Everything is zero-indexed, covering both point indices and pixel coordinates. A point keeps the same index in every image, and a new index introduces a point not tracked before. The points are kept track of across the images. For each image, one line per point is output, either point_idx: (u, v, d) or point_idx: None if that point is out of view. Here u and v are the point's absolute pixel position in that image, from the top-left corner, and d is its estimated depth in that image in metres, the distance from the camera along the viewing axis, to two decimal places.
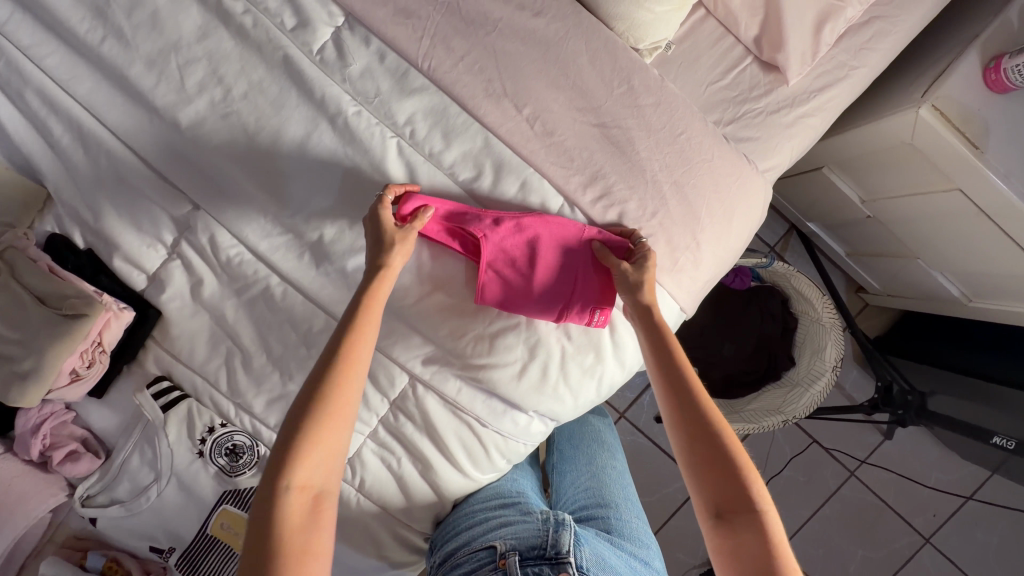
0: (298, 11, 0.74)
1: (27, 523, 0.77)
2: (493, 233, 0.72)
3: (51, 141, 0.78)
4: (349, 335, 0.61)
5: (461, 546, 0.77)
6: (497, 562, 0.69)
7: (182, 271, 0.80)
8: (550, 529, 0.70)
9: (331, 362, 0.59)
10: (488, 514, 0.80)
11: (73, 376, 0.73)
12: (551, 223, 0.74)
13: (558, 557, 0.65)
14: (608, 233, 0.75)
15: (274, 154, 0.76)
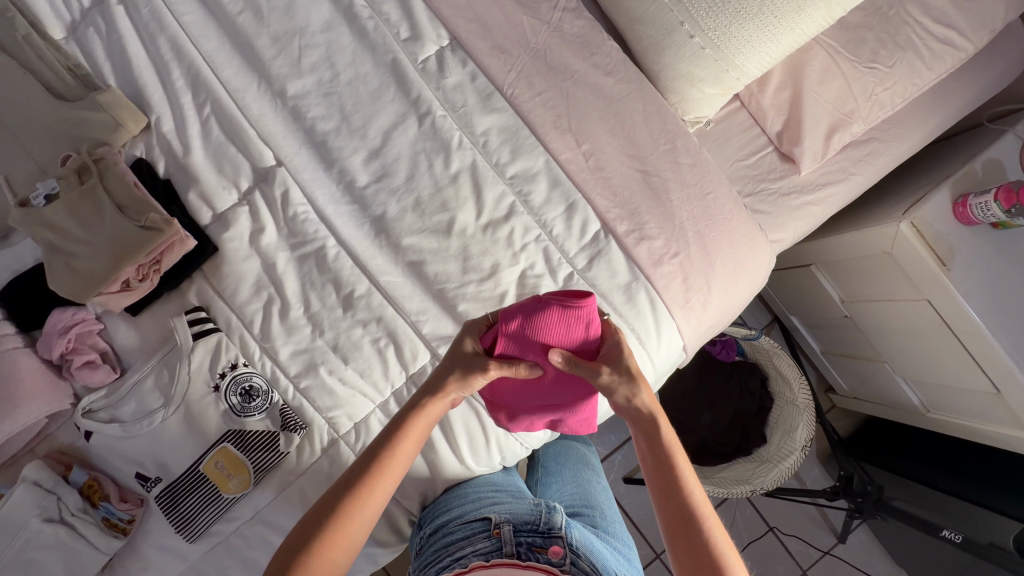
0: (413, 26, 0.88)
1: (24, 422, 0.76)
2: (527, 309, 0.66)
3: (167, 82, 0.87)
4: (388, 445, 0.66)
5: (452, 518, 0.81)
6: (491, 531, 0.75)
7: (248, 216, 0.86)
8: (543, 510, 0.77)
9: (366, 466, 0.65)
10: (481, 493, 0.85)
11: (124, 285, 0.78)
12: (573, 311, 0.65)
13: (550, 532, 0.73)
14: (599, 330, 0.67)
15: (362, 134, 0.87)
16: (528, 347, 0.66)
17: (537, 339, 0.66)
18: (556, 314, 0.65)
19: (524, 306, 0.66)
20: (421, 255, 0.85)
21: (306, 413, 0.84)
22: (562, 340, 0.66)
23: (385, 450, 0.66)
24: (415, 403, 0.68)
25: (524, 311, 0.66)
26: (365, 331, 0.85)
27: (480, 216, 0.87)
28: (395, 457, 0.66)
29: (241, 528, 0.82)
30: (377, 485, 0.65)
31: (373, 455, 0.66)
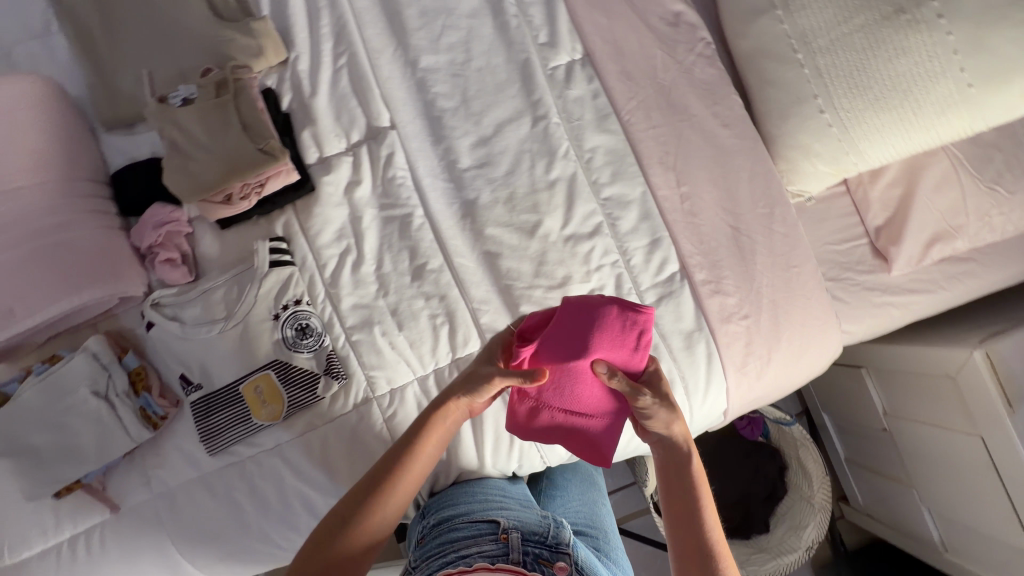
0: (552, 34, 0.91)
1: (101, 297, 0.81)
2: (587, 305, 0.64)
3: (313, 25, 0.92)
4: (411, 446, 0.66)
5: (458, 515, 0.80)
6: (499, 535, 0.73)
7: (350, 167, 0.90)
8: (552, 523, 0.77)
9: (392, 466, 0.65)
10: (489, 496, 0.84)
11: (225, 199, 0.82)
12: (628, 322, 0.64)
13: (557, 547, 0.72)
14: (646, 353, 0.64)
15: (476, 120, 0.90)
16: (572, 342, 0.64)
17: (590, 330, 0.63)
18: (613, 318, 0.64)
19: (583, 303, 0.65)
20: (499, 247, 0.87)
21: (349, 365, 0.86)
22: (606, 346, 0.63)
23: (410, 452, 0.66)
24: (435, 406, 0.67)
25: (582, 307, 0.64)
26: (426, 303, 0.87)
27: (565, 226, 0.88)
28: (418, 458, 0.66)
29: (257, 456, 0.84)
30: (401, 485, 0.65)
31: (398, 455, 0.66)
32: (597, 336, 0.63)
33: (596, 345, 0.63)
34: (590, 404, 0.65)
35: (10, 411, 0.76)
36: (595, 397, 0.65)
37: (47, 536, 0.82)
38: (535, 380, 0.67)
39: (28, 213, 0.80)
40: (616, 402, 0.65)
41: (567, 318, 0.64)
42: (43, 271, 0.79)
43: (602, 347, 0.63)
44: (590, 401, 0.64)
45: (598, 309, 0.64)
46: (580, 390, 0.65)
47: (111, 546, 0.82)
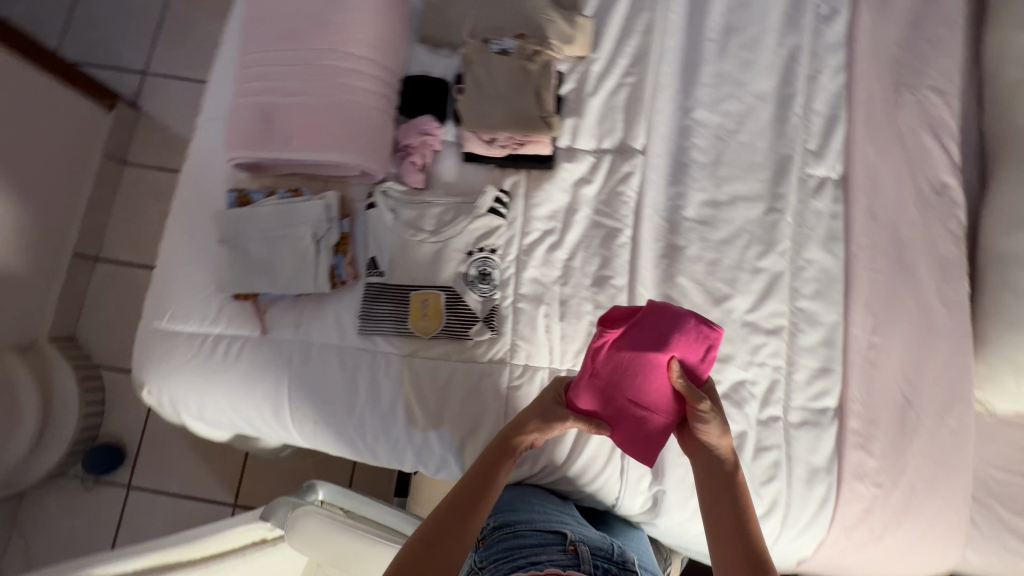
0: (822, 146, 0.95)
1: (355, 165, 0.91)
2: (671, 313, 0.73)
3: (621, 40, 1.01)
4: (485, 465, 0.72)
5: (520, 519, 0.81)
6: (568, 547, 0.75)
7: (589, 167, 0.97)
8: (614, 543, 0.78)
9: (471, 482, 0.70)
10: (548, 508, 0.86)
11: (487, 139, 0.94)
12: (704, 335, 0.71)
13: (623, 565, 0.74)
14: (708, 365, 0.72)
15: (717, 184, 0.95)
16: (654, 343, 0.71)
17: (671, 336, 0.71)
18: (690, 328, 0.71)
19: (665, 308, 0.73)
20: (682, 298, 0.91)
21: (502, 325, 0.91)
22: (681, 351, 0.71)
23: (485, 471, 0.71)
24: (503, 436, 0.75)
25: (665, 312, 0.73)
26: (593, 311, 0.92)
27: (749, 313, 0.90)
28: (494, 478, 0.71)
29: (391, 357, 0.91)
30: (481, 499, 0.69)
31: (477, 475, 0.71)
32: (677, 340, 0.71)
33: (675, 349, 0.71)
34: (655, 402, 0.73)
35: (247, 214, 0.88)
36: (661, 398, 0.73)
37: (203, 323, 0.93)
38: (609, 369, 0.74)
39: (343, 73, 0.91)
40: (674, 406, 0.73)
41: (651, 318, 0.73)
42: (326, 124, 0.90)
43: (677, 351, 0.71)
44: (654, 399, 0.73)
45: (679, 316, 0.72)
46: (651, 390, 0.72)
47: (243, 362, 0.91)
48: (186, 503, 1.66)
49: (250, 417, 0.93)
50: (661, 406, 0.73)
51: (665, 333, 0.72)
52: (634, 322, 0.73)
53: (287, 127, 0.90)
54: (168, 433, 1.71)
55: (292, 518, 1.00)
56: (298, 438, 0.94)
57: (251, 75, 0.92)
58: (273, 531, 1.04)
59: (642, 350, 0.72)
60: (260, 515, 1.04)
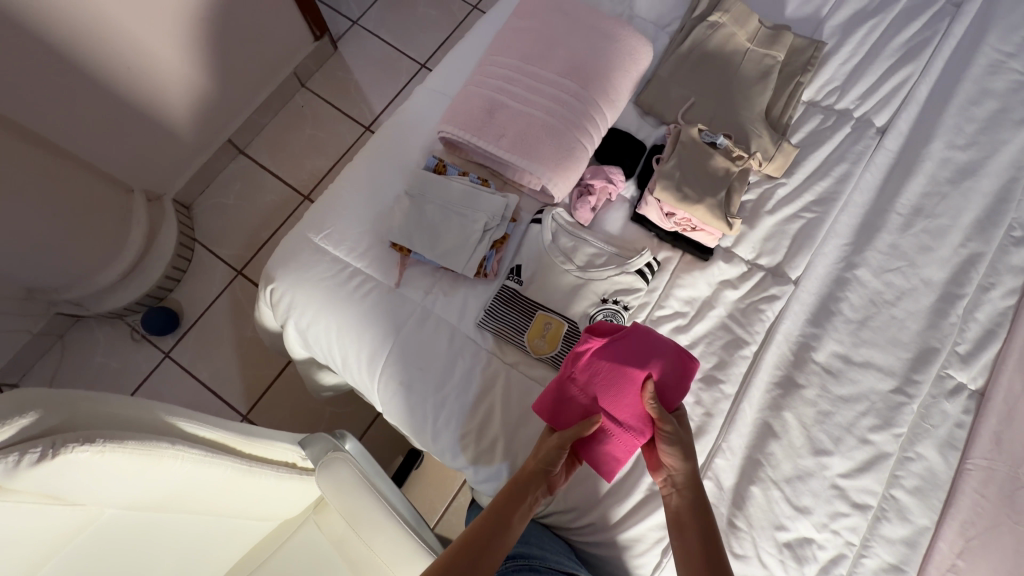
0: (970, 355, 0.95)
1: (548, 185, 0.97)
2: (653, 339, 0.84)
3: (814, 177, 1.05)
4: (505, 498, 0.77)
5: (531, 554, 0.83)
6: None
7: (740, 274, 1.01)
8: None
9: (491, 513, 0.76)
10: (556, 547, 0.87)
11: (663, 212, 0.99)
12: (682, 365, 0.83)
13: None
14: (678, 393, 0.83)
15: (856, 343, 0.95)
16: (634, 361, 0.82)
17: (650, 357, 0.83)
18: (668, 356, 0.83)
19: (649, 334, 0.85)
20: (782, 433, 0.91)
21: None
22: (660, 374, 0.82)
23: (506, 504, 0.77)
24: (523, 472, 0.80)
25: (649, 338, 0.84)
26: (692, 403, 0.93)
27: (842, 477, 0.89)
28: (515, 513, 0.76)
29: (495, 359, 0.95)
30: (501, 531, 0.75)
31: (497, 507, 0.77)
32: (657, 364, 0.82)
33: (653, 371, 0.82)
34: (627, 414, 0.82)
35: (439, 182, 0.96)
36: (633, 411, 0.82)
37: (350, 253, 1.00)
38: (591, 374, 0.84)
39: (571, 105, 0.98)
40: (644, 423, 0.82)
41: (636, 340, 0.84)
42: (537, 140, 0.96)
43: (653, 371, 0.82)
44: (626, 413, 0.82)
45: (662, 343, 0.84)
46: (624, 403, 0.82)
47: (368, 300, 0.97)
48: (207, 394, 1.72)
49: (347, 350, 0.98)
50: (635, 421, 0.82)
51: (646, 354, 0.83)
52: (621, 338, 0.84)
53: (503, 128, 0.97)
54: (224, 324, 1.79)
55: (325, 461, 1.03)
56: (376, 389, 0.98)
57: (491, 74, 1.02)
58: (304, 461, 1.04)
59: (622, 364, 0.82)
60: (298, 442, 1.06)
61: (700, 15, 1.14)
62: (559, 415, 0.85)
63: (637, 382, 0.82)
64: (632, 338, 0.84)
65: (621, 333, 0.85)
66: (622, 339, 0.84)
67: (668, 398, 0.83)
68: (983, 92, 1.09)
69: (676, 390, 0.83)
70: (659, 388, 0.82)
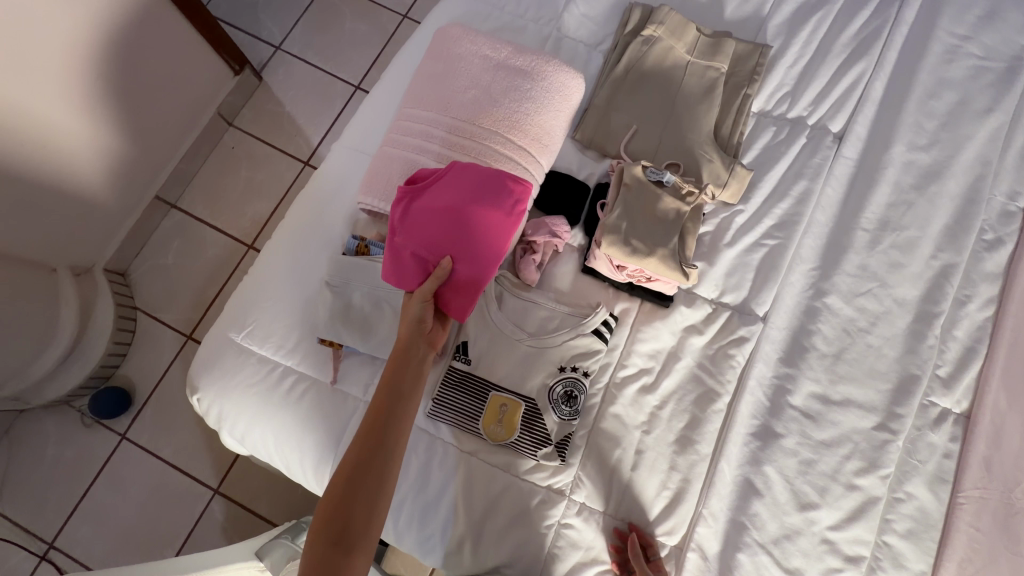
0: (952, 377, 0.89)
1: None
2: (473, 173, 0.80)
3: (773, 199, 0.97)
4: (373, 409, 0.74)
5: None
6: None
7: (705, 317, 0.93)
8: None
9: (361, 437, 0.72)
10: None
11: (615, 266, 0.90)
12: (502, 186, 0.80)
13: None
14: (505, 216, 0.80)
15: (833, 379, 0.89)
16: (452, 202, 0.78)
17: (473, 195, 0.79)
18: (487, 183, 0.80)
19: (469, 175, 0.80)
20: (764, 490, 0.85)
21: (572, 456, 0.86)
22: (478, 199, 0.79)
23: (373, 413, 0.73)
24: (387, 372, 0.76)
25: (469, 180, 0.80)
26: (668, 470, 0.86)
27: (831, 529, 0.83)
28: (389, 423, 0.73)
29: (451, 449, 0.87)
30: (377, 445, 0.71)
31: (368, 426, 0.73)
32: (472, 182, 0.80)
33: (472, 206, 0.78)
34: (455, 253, 0.78)
35: (363, 266, 0.86)
36: (464, 261, 0.78)
37: (278, 351, 0.91)
38: (414, 236, 0.78)
39: (499, 157, 0.88)
40: (472, 248, 0.78)
41: (458, 183, 0.80)
42: None
43: (475, 212, 0.78)
44: (449, 236, 0.78)
45: (483, 176, 0.80)
46: (439, 219, 0.78)
47: (305, 401, 0.89)
48: (170, 474, 1.56)
49: (289, 459, 0.90)
50: (467, 266, 0.78)
51: (461, 186, 0.79)
52: (440, 184, 0.80)
53: None
54: (177, 397, 1.63)
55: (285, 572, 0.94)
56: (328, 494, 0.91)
57: (408, 131, 0.91)
58: (264, 573, 0.97)
59: (441, 210, 0.78)
60: (255, 552, 0.98)
61: (632, 30, 1.04)
62: (402, 275, 0.79)
63: (447, 197, 0.79)
64: (452, 183, 0.80)
65: (444, 190, 0.79)
66: (442, 189, 0.79)
67: (487, 205, 0.79)
68: (941, 83, 1.02)
69: (499, 210, 0.79)
70: (475, 193, 0.79)
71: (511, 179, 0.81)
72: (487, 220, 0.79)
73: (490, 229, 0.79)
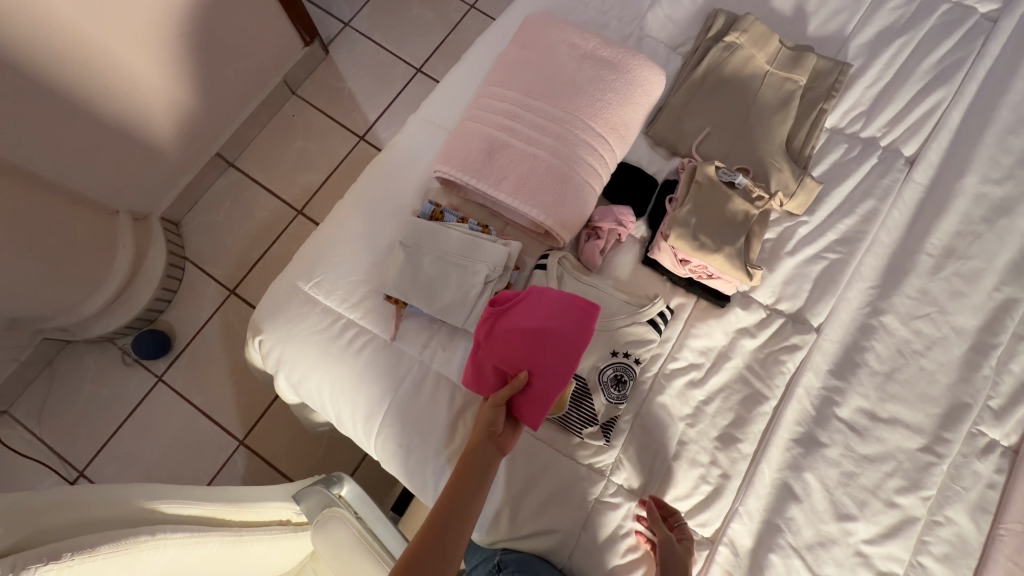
0: (1002, 409, 0.89)
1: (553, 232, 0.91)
2: (552, 297, 0.82)
3: (838, 214, 0.98)
4: (460, 467, 0.78)
5: None
6: None
7: (759, 322, 0.94)
8: None
9: (447, 490, 0.76)
10: None
11: (679, 259, 0.93)
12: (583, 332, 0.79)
13: None
14: (581, 333, 0.79)
15: (883, 397, 0.90)
16: (533, 351, 0.79)
17: (547, 314, 0.80)
18: (562, 309, 0.80)
19: (546, 296, 0.82)
20: (803, 496, 0.86)
21: (616, 438, 0.88)
22: (553, 322, 0.80)
23: (459, 469, 0.77)
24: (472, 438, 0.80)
25: (544, 294, 0.82)
26: (708, 464, 0.88)
27: (866, 543, 0.84)
28: (471, 479, 0.77)
29: None
30: (462, 500, 0.75)
31: (454, 480, 0.77)
32: (545, 307, 0.81)
33: (546, 318, 0.80)
34: (541, 391, 0.79)
35: (437, 231, 0.89)
36: (543, 378, 0.79)
37: (342, 304, 0.94)
38: (490, 337, 0.82)
39: (579, 143, 0.91)
40: (553, 377, 0.78)
41: (534, 308, 0.81)
42: (542, 184, 0.89)
43: (548, 325, 0.79)
44: (519, 350, 0.79)
45: (561, 303, 0.81)
46: (524, 355, 0.79)
47: (363, 354, 0.92)
48: (201, 421, 1.60)
49: (340, 409, 0.93)
50: (541, 378, 0.79)
51: (535, 303, 0.82)
52: (522, 320, 0.81)
53: (505, 170, 0.90)
54: (215, 348, 1.67)
55: (321, 519, 0.99)
56: (372, 448, 0.94)
57: (490, 108, 0.94)
58: (299, 516, 1.01)
59: (517, 326, 0.80)
60: (292, 496, 1.02)
61: (715, 35, 1.06)
62: (480, 382, 0.83)
63: (530, 336, 0.79)
64: (535, 334, 0.79)
65: (518, 306, 0.82)
66: (518, 305, 0.82)
67: (569, 337, 0.79)
68: (1021, 120, 1.02)
69: (577, 333, 0.79)
70: (557, 328, 0.79)
71: (582, 302, 0.82)
72: (559, 345, 0.79)
73: (567, 349, 0.79)
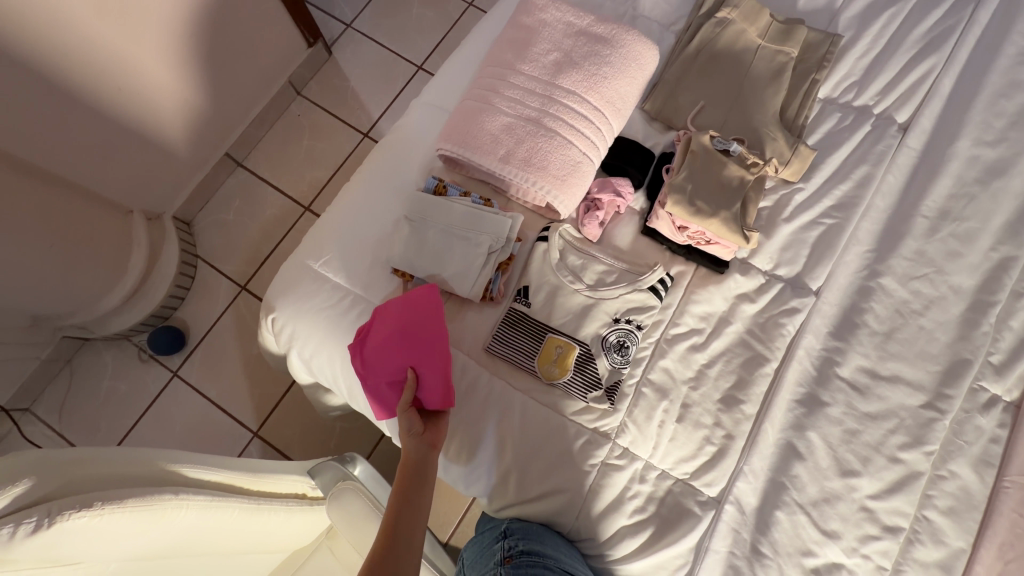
0: (1003, 365, 0.90)
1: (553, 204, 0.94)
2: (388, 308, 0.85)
3: (834, 181, 1.00)
4: (406, 455, 0.80)
5: (547, 555, 0.81)
6: None
7: (758, 287, 0.96)
8: None
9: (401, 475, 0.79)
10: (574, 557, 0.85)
11: (677, 226, 0.95)
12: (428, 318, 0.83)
13: None
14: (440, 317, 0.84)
15: (883, 356, 0.91)
16: (406, 351, 0.82)
17: (393, 320, 0.84)
18: (396, 311, 0.84)
19: (386, 309, 0.85)
20: (807, 454, 0.87)
21: (620, 403, 0.90)
22: (408, 321, 0.83)
23: (405, 460, 0.80)
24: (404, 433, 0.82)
25: (383, 309, 0.85)
26: (712, 425, 0.89)
27: (871, 498, 0.85)
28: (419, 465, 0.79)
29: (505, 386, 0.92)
30: (415, 483, 0.78)
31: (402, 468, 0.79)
32: (396, 312, 0.84)
33: (397, 321, 0.83)
34: (435, 381, 0.82)
35: (440, 205, 0.92)
36: (433, 368, 0.82)
37: (350, 280, 0.97)
38: (370, 361, 0.84)
39: (574, 116, 0.94)
40: (437, 361, 0.82)
41: (386, 319, 0.84)
42: (539, 155, 0.92)
43: (408, 323, 0.83)
44: (399, 356, 0.82)
45: (394, 308, 0.84)
46: (409, 358, 0.83)
47: None
48: (215, 413, 1.64)
49: (352, 382, 0.96)
50: (430, 369, 0.82)
51: (386, 317, 0.85)
52: (383, 334, 0.84)
53: (502, 143, 0.93)
54: (228, 342, 1.71)
55: (334, 491, 1.01)
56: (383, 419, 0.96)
57: (487, 86, 0.97)
58: (313, 491, 1.03)
59: (388, 338, 0.83)
60: (307, 471, 1.04)
61: (707, 12, 1.09)
62: (384, 403, 0.86)
63: (401, 340, 0.83)
64: (394, 337, 0.83)
65: (379, 326, 0.85)
66: (380, 322, 0.85)
67: (432, 322, 0.83)
68: (1013, 84, 1.03)
69: (429, 319, 0.83)
70: (410, 323, 0.83)
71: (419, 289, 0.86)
72: (430, 330, 0.83)
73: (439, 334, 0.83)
